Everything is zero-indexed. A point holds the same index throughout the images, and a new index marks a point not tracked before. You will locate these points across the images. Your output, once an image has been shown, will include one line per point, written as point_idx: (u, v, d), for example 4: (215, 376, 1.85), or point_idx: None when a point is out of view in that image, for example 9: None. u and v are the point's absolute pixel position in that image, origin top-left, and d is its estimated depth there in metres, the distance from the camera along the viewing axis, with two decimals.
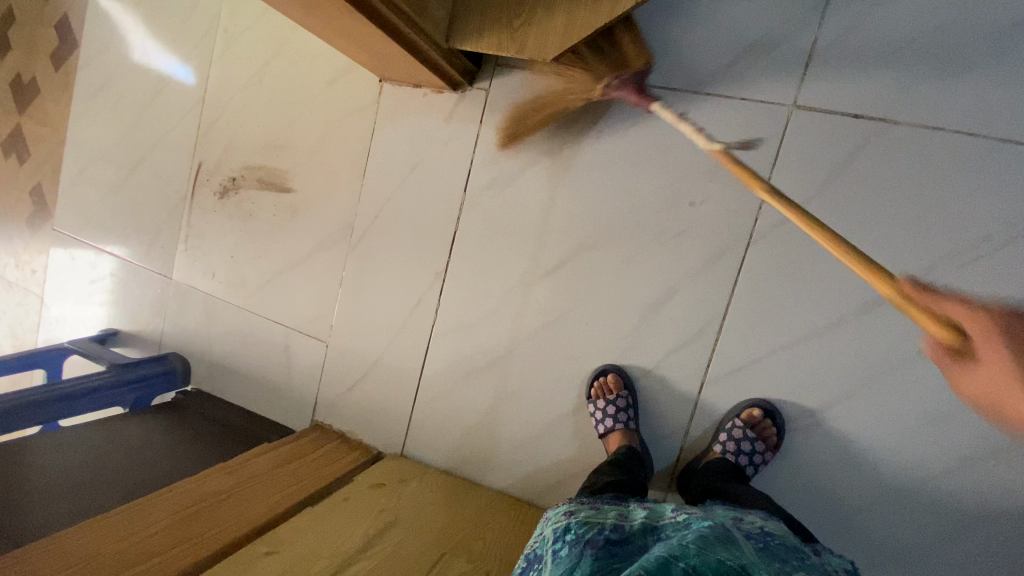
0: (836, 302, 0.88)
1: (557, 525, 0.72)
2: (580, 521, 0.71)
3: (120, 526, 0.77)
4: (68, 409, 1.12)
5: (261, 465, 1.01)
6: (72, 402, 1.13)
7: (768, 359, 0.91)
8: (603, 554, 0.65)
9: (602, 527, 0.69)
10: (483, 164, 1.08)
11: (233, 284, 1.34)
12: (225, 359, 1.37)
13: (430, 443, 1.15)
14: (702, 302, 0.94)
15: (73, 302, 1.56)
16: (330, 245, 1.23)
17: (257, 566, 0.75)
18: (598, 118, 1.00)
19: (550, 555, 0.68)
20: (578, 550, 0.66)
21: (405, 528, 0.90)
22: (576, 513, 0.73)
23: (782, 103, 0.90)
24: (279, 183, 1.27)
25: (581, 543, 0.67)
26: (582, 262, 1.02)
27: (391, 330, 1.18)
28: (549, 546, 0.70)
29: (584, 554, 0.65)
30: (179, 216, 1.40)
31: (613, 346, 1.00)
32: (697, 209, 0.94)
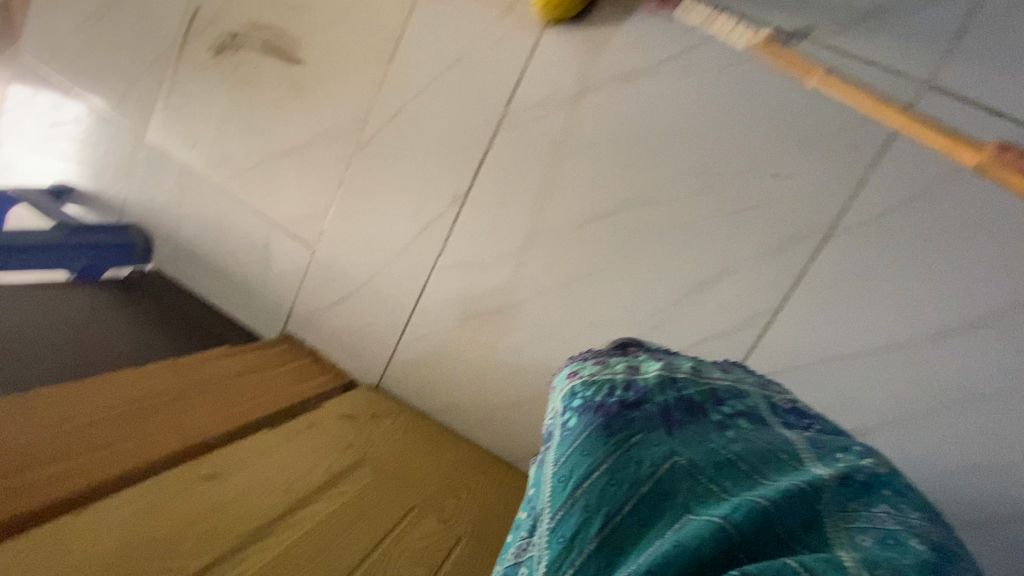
0: (906, 323, 0.77)
1: (562, 393, 0.53)
2: (586, 381, 0.51)
3: (42, 412, 0.64)
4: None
5: (218, 371, 0.88)
6: (8, 256, 0.96)
7: (813, 366, 0.81)
8: (615, 423, 0.45)
9: (612, 389, 0.49)
10: (537, 78, 0.91)
11: (217, 161, 1.16)
12: (195, 246, 1.20)
13: (412, 382, 1.04)
14: (757, 290, 0.82)
15: (28, 144, 1.34)
16: (337, 138, 1.05)
17: (197, 491, 0.63)
18: (688, 50, 0.83)
19: (556, 431, 0.49)
20: (587, 419, 0.47)
21: (373, 469, 0.79)
22: (584, 372, 0.53)
23: (914, 78, 0.75)
24: (288, 51, 1.07)
25: (590, 409, 0.47)
26: (628, 218, 0.88)
27: (391, 249, 1.03)
28: (556, 419, 0.51)
29: (593, 422, 0.46)
30: (163, 67, 1.19)
31: (641, 318, 0.88)
32: (779, 182, 0.80)
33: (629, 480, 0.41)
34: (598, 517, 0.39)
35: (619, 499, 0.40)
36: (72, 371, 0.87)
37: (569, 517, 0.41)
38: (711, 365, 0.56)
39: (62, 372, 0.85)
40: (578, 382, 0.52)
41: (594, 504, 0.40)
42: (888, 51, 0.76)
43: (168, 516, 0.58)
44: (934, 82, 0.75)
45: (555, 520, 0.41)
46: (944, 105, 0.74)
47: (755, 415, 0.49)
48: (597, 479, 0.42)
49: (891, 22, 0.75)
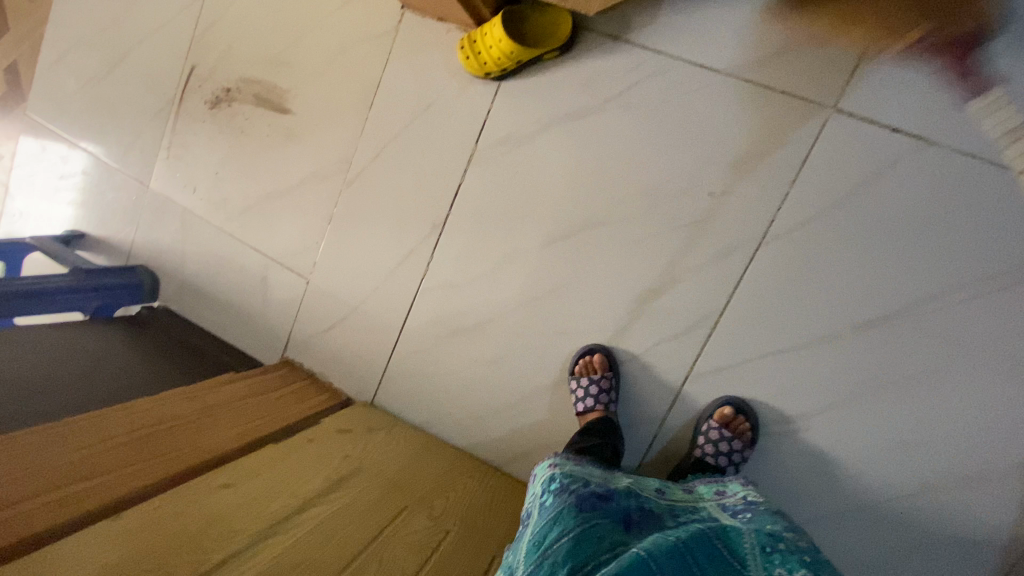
0: (832, 317, 0.88)
1: (542, 479, 0.71)
2: (564, 472, 0.70)
3: (74, 434, 0.73)
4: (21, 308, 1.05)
5: (224, 395, 0.97)
6: (29, 302, 1.06)
7: (757, 361, 0.91)
8: (586, 504, 0.63)
9: (587, 482, 0.68)
10: (500, 118, 1.02)
11: (216, 203, 1.26)
12: (198, 282, 1.30)
13: (403, 396, 1.13)
14: (703, 295, 0.92)
15: (39, 195, 1.45)
16: (324, 178, 1.16)
17: (212, 497, 0.71)
18: (629, 88, 0.94)
19: (536, 510, 0.67)
20: (563, 499, 0.65)
21: (368, 476, 0.88)
22: (563, 467, 0.72)
23: (823, 104, 0.86)
24: (277, 102, 1.19)
25: (566, 492, 0.66)
26: (586, 237, 0.98)
27: (378, 276, 1.14)
28: (536, 500, 0.69)
29: (568, 503, 0.64)
30: (164, 121, 1.30)
31: (605, 326, 0.98)
32: (715, 199, 0.91)
33: (591, 548, 0.58)
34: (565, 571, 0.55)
35: (582, 558, 0.57)
36: (89, 402, 0.96)
37: (539, 571, 0.56)
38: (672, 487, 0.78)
39: (80, 404, 0.94)
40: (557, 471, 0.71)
41: (561, 561, 0.57)
42: (799, 82, 0.87)
43: (188, 519, 0.66)
44: (840, 107, 0.86)
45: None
46: (849, 125, 0.86)
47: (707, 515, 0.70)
48: (564, 542, 0.58)
49: (799, 56, 0.87)
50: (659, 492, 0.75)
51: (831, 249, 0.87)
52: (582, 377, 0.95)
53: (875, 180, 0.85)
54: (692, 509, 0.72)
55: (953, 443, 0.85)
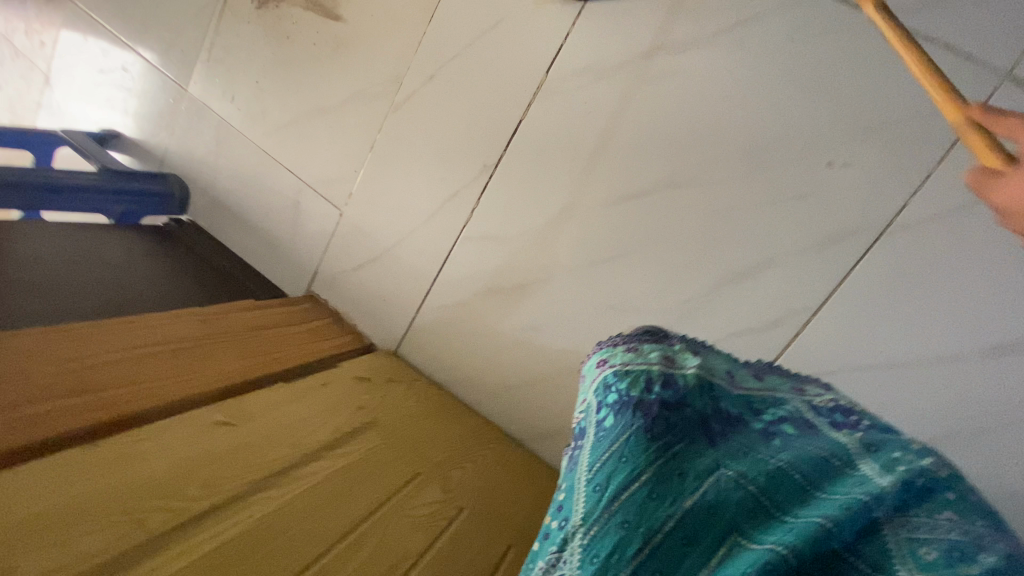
0: (956, 333, 0.71)
1: (594, 386, 0.50)
2: (620, 372, 0.48)
3: (70, 346, 0.66)
4: (43, 202, 1.00)
5: (239, 322, 0.89)
6: (54, 196, 1.01)
7: (848, 372, 0.76)
8: (658, 427, 0.43)
9: (650, 382, 0.46)
10: (580, 47, 0.86)
11: (254, 116, 1.16)
12: (229, 199, 1.22)
13: (430, 350, 1.04)
14: (794, 287, 0.78)
15: (78, 90, 1.38)
16: (371, 99, 1.03)
17: (209, 434, 0.63)
18: (746, 22, 0.77)
19: (588, 428, 0.46)
20: (626, 418, 0.44)
21: (381, 434, 0.79)
22: (614, 362, 0.50)
23: (999, 66, 0.68)
24: (328, 5, 1.05)
25: (628, 407, 0.44)
26: (663, 199, 0.84)
27: (417, 216, 1.02)
28: (587, 415, 0.48)
29: (634, 425, 0.43)
30: (208, 19, 1.19)
31: (668, 307, 0.85)
32: (833, 172, 0.74)
33: (672, 494, 0.39)
34: (637, 537, 0.38)
35: (658, 514, 0.39)
36: (98, 310, 0.89)
37: (604, 535, 0.39)
38: (744, 365, 0.54)
39: (88, 311, 0.88)
40: (609, 372, 0.49)
41: (632, 519, 0.39)
42: (968, 36, 0.68)
43: (174, 457, 0.58)
44: (1013, 73, 0.67)
45: (590, 537, 0.39)
46: None
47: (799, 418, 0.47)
48: (634, 490, 0.40)
49: (979, 2, 0.68)
50: (731, 374, 0.51)
51: (972, 251, 0.70)
52: None
53: None
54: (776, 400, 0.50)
55: None
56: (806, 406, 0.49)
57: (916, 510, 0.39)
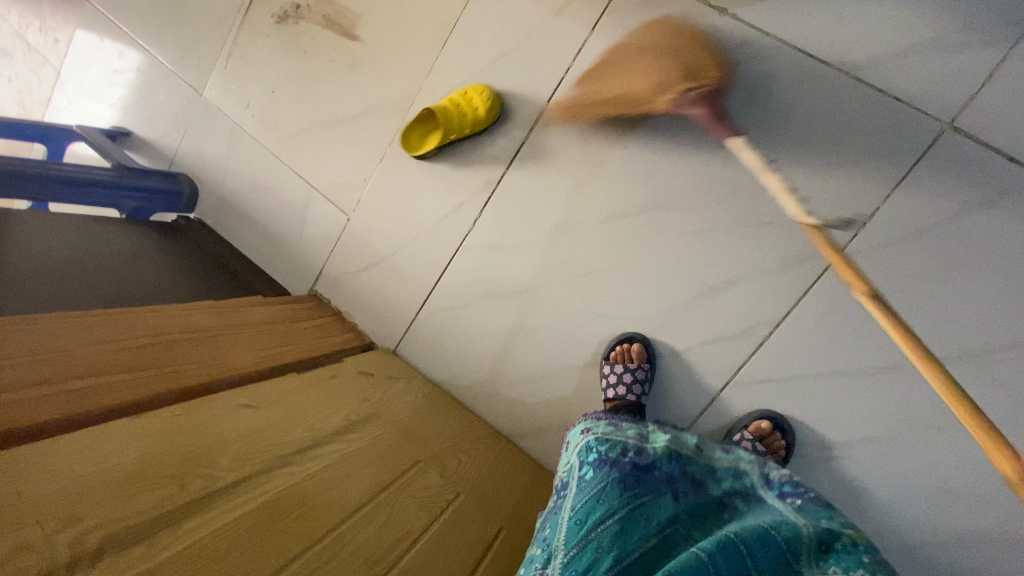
0: (897, 347, 0.82)
1: (577, 447, 0.72)
2: (599, 439, 0.70)
3: (103, 330, 0.71)
4: (57, 193, 1.04)
5: (252, 316, 0.95)
6: (69, 189, 1.06)
7: (805, 379, 0.86)
8: (628, 480, 0.64)
9: (625, 451, 0.68)
10: (579, 80, 0.96)
11: (267, 123, 1.23)
12: (237, 200, 1.28)
13: (428, 350, 1.11)
14: (761, 302, 0.87)
15: (90, 87, 1.42)
16: (384, 113, 1.11)
17: (233, 414, 0.69)
18: (726, 68, 0.87)
19: (575, 481, 0.68)
20: (603, 472, 0.66)
21: (384, 424, 0.85)
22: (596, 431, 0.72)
23: (937, 118, 0.79)
24: (347, 25, 1.13)
25: (607, 463, 0.67)
26: (648, 219, 0.93)
27: (421, 225, 1.10)
28: (574, 471, 0.70)
29: (609, 476, 0.65)
30: (227, 29, 1.26)
31: (649, 316, 0.94)
32: (796, 202, 0.85)
33: (636, 529, 0.59)
34: (607, 558, 0.57)
35: (624, 544, 0.58)
36: (105, 298, 0.93)
37: (582, 554, 0.58)
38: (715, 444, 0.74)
39: (96, 298, 0.91)
40: (592, 437, 0.71)
41: (604, 544, 0.58)
42: (917, 91, 0.80)
43: (202, 434, 0.63)
44: (956, 124, 0.79)
45: (569, 556, 0.58)
46: (960, 146, 0.79)
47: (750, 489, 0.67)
48: (608, 522, 0.60)
49: (922, 63, 0.79)
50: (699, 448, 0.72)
51: (912, 275, 0.81)
52: (617, 363, 0.92)
53: (978, 210, 0.78)
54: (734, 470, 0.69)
55: (999, 500, 0.80)
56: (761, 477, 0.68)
57: (829, 561, 0.55)
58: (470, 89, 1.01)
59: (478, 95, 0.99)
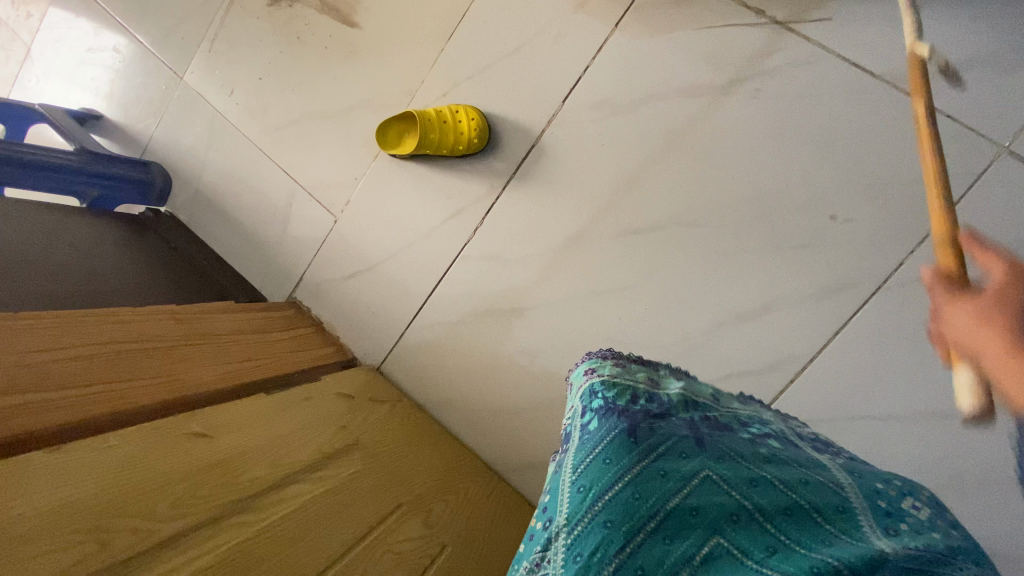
0: (946, 392, 0.74)
1: (580, 391, 0.47)
2: (606, 382, 0.45)
3: (34, 336, 0.60)
4: (6, 173, 0.94)
5: (220, 324, 0.84)
6: (21, 171, 0.96)
7: (839, 422, 0.77)
8: (642, 431, 0.41)
9: (634, 397, 0.44)
10: (598, 81, 0.88)
11: (252, 113, 1.12)
12: (214, 195, 1.16)
13: (417, 369, 1.00)
14: (793, 334, 0.79)
15: (61, 65, 1.32)
16: (381, 108, 1.01)
17: (181, 445, 0.57)
18: (761, 75, 0.80)
19: (574, 433, 0.45)
20: (610, 423, 0.42)
21: (364, 457, 0.75)
22: (604, 371, 0.47)
23: (992, 140, 0.74)
24: (345, 11, 1.04)
25: (612, 413, 0.43)
26: (669, 236, 0.84)
27: (416, 231, 1.00)
28: (573, 421, 0.46)
29: (616, 429, 0.41)
30: (214, 10, 1.16)
31: (667, 343, 0.85)
32: (836, 226, 0.77)
33: (652, 502, 0.38)
34: (620, 535, 0.38)
35: (639, 513, 0.38)
36: (51, 293, 0.81)
37: (589, 533, 0.38)
38: (729, 395, 0.52)
39: (39, 293, 0.80)
40: (597, 380, 0.46)
41: (614, 519, 0.38)
42: (972, 112, 0.74)
43: (142, 472, 0.52)
44: (1012, 149, 0.73)
45: (574, 535, 0.39)
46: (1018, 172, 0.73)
47: (783, 439, 0.45)
48: (617, 494, 0.39)
49: (978, 82, 0.74)
50: (716, 399, 0.49)
51: None
52: None
53: None
54: (758, 420, 0.48)
55: None
56: (789, 431, 0.47)
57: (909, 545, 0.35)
58: (462, 108, 0.92)
59: (469, 118, 0.91)
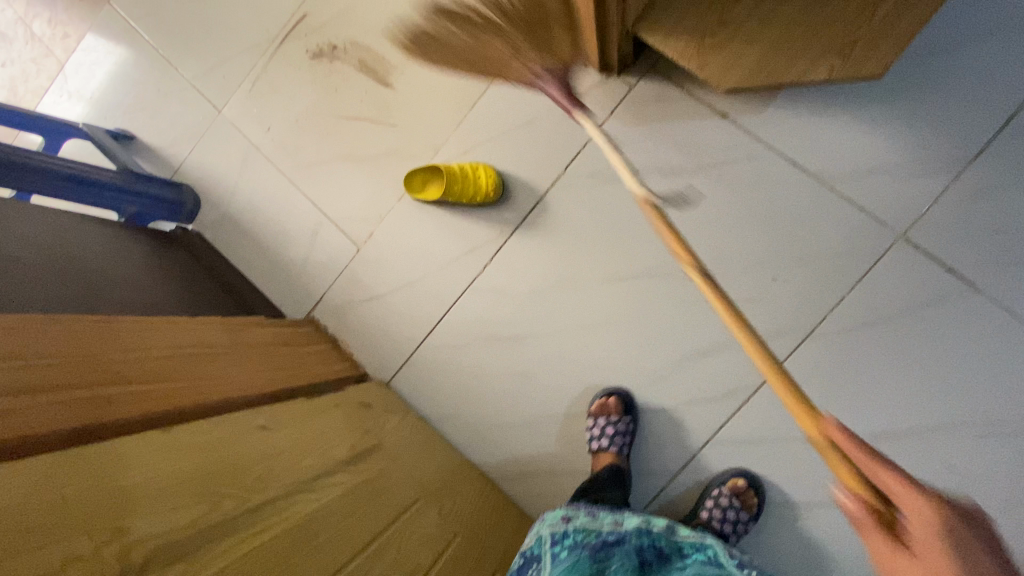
0: (857, 422, 0.93)
1: (555, 529, 0.82)
2: (575, 526, 0.82)
3: (129, 336, 0.70)
4: (56, 189, 1.05)
5: (259, 336, 0.95)
6: (69, 187, 1.07)
7: (776, 444, 0.96)
8: (597, 552, 0.77)
9: (598, 534, 0.81)
10: (595, 154, 1.07)
11: (286, 149, 1.26)
12: (241, 219, 1.28)
13: (422, 386, 1.14)
14: (742, 370, 0.97)
15: (96, 85, 1.41)
16: (407, 158, 1.18)
17: (254, 435, 0.69)
18: (724, 163, 1.00)
19: (548, 556, 0.78)
20: (575, 551, 0.77)
21: (386, 457, 0.87)
22: (574, 518, 0.83)
23: (893, 229, 0.93)
24: (381, 73, 1.20)
25: (578, 545, 0.78)
26: (647, 285, 1.03)
27: (431, 265, 1.15)
28: (547, 547, 0.80)
29: (580, 555, 0.76)
30: (257, 56, 1.30)
31: (641, 373, 1.02)
32: (777, 285, 0.97)
33: None
34: None
35: None
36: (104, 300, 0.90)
37: None
38: (683, 526, 0.86)
39: (98, 296, 0.89)
40: (569, 524, 0.82)
41: None
42: (878, 204, 0.94)
43: (226, 455, 0.63)
44: (908, 236, 0.92)
45: None
46: (912, 255, 0.92)
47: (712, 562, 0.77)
48: None
49: (886, 183, 0.94)
50: (669, 529, 0.84)
51: (871, 361, 0.93)
52: (599, 417, 0.99)
53: (924, 310, 0.92)
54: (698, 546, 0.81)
55: None
56: (723, 552, 0.79)
57: None
58: (481, 166, 1.09)
59: (486, 175, 1.08)
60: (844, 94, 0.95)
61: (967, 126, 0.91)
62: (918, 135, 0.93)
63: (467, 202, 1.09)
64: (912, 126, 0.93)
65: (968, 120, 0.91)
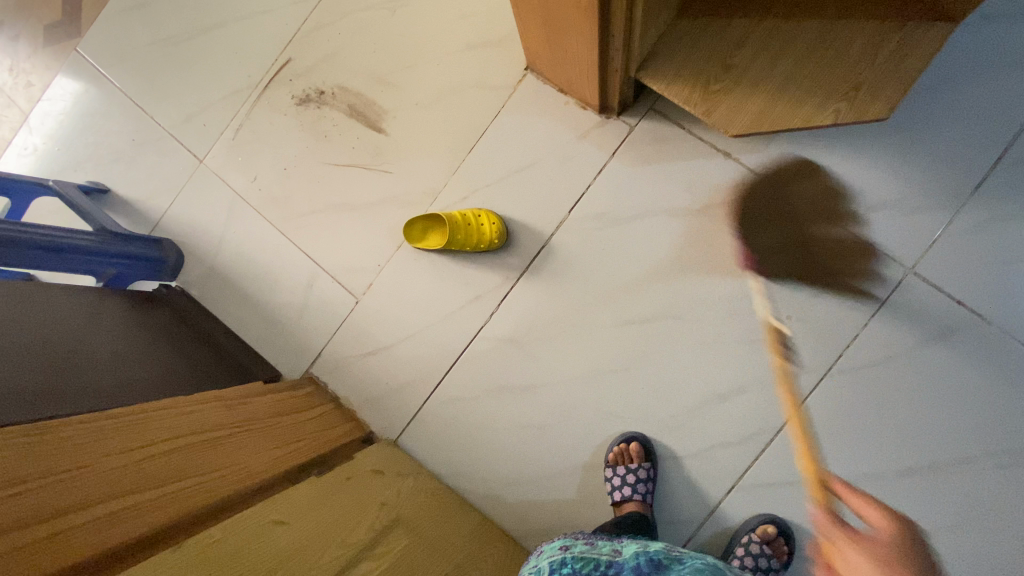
0: (878, 457, 0.93)
1: (554, 558, 0.74)
2: (575, 556, 0.73)
3: (127, 433, 0.64)
4: (25, 258, 0.97)
5: (261, 408, 0.89)
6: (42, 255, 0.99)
7: (800, 484, 0.95)
8: None
9: (596, 564, 0.71)
10: (599, 196, 1.05)
11: (275, 199, 1.21)
12: (229, 274, 1.22)
13: (432, 442, 1.09)
14: (762, 411, 0.96)
15: (64, 135, 1.33)
16: (405, 205, 1.14)
17: (269, 536, 0.64)
18: (730, 202, 1.00)
19: None
20: None
21: (407, 531, 0.82)
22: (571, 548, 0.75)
23: (901, 263, 0.94)
24: (373, 118, 1.17)
25: None
26: (659, 327, 1.01)
27: (434, 315, 1.11)
28: None
29: None
30: (239, 102, 1.25)
31: (659, 418, 1.00)
32: (791, 323, 0.97)
33: None
34: None
35: None
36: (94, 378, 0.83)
37: None
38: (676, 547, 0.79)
39: (88, 375, 0.82)
40: (567, 553, 0.74)
41: None
42: (885, 239, 0.94)
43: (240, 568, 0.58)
44: (916, 270, 0.93)
45: None
46: (921, 289, 0.93)
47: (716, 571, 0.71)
48: None
49: (890, 218, 0.94)
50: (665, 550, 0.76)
51: (889, 396, 0.93)
52: (619, 465, 0.96)
53: (937, 343, 0.92)
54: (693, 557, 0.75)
55: None
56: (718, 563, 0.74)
57: None
58: (483, 213, 1.06)
59: (490, 222, 1.05)
60: (843, 131, 0.96)
61: (964, 161, 0.92)
62: (917, 169, 0.94)
63: (471, 249, 1.05)
64: (911, 160, 0.94)
65: (964, 155, 0.92)
